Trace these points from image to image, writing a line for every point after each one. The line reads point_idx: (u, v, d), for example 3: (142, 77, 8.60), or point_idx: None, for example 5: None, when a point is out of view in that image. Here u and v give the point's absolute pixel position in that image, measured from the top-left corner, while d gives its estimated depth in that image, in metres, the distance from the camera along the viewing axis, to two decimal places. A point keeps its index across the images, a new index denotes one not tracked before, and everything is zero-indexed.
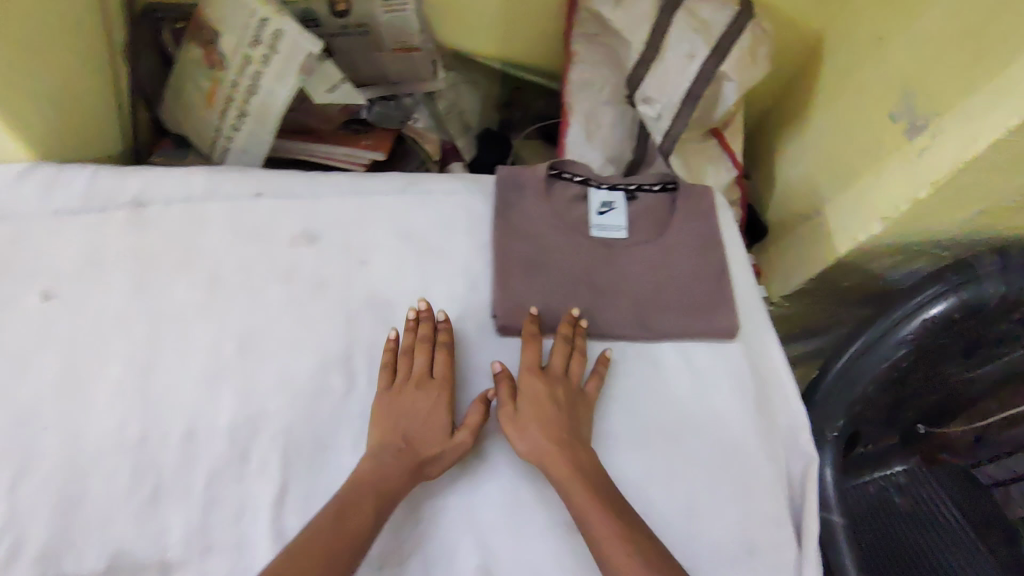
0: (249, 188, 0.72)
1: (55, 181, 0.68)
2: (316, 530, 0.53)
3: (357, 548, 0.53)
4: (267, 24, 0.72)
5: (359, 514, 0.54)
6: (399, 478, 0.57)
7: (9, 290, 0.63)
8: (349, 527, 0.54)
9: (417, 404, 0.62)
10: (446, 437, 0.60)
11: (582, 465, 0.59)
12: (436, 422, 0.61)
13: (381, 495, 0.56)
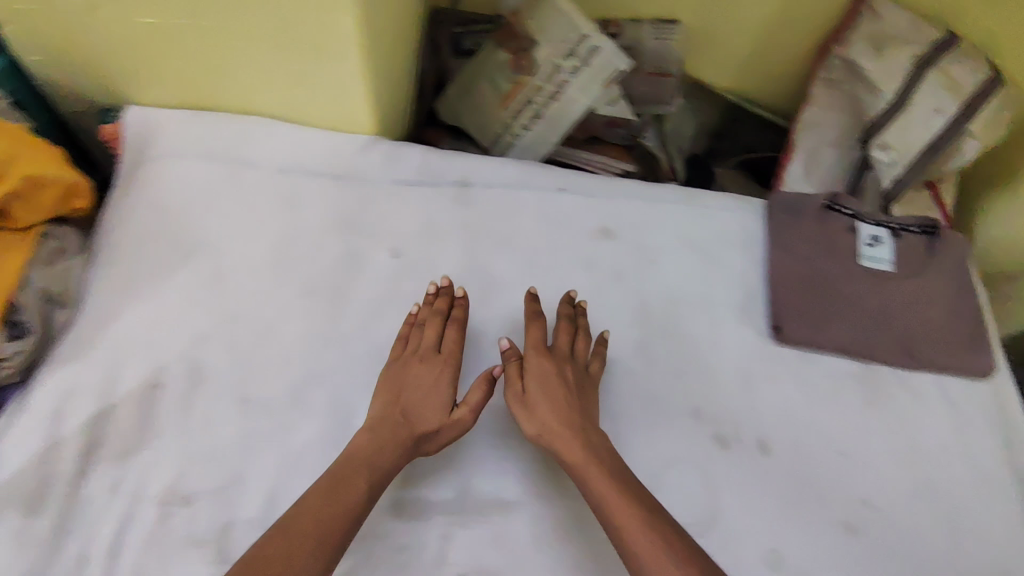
0: (553, 183, 0.80)
1: (396, 155, 0.78)
2: (302, 505, 0.54)
3: (346, 524, 0.53)
4: (587, 40, 0.81)
5: (352, 489, 0.55)
6: (394, 452, 0.59)
7: (365, 246, 0.73)
8: (338, 501, 0.54)
9: (420, 379, 0.63)
10: (420, 408, 0.61)
11: (621, 459, 0.59)
12: (436, 398, 0.62)
13: (376, 473, 0.57)
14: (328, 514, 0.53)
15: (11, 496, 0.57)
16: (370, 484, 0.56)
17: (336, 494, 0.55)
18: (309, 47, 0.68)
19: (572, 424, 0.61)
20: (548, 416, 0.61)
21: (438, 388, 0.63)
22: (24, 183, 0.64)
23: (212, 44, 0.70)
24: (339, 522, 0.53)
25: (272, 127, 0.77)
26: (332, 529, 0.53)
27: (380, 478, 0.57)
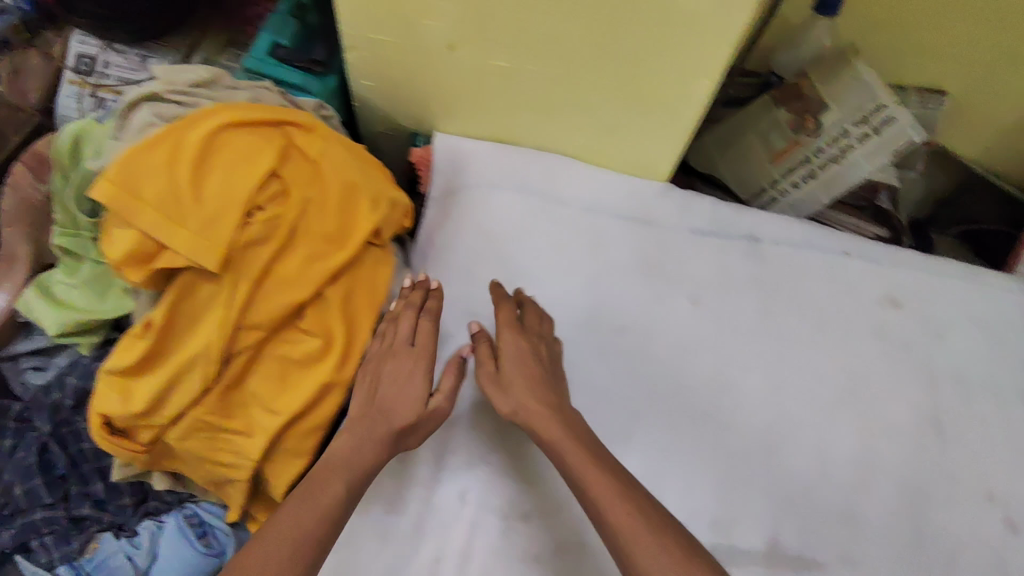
0: (838, 245, 0.82)
1: (691, 203, 0.82)
2: (299, 512, 0.56)
3: (324, 522, 0.57)
4: (883, 110, 0.83)
5: (328, 491, 0.59)
6: (370, 451, 0.63)
7: (667, 290, 0.77)
8: (321, 502, 0.57)
9: (395, 370, 0.67)
10: (409, 413, 0.65)
11: (581, 435, 0.61)
12: (411, 388, 0.66)
13: (354, 474, 0.61)
14: (305, 517, 0.56)
15: (378, 494, 0.69)
16: (347, 491, 0.60)
17: (307, 499, 0.57)
18: (648, 101, 0.74)
19: (563, 436, 0.61)
20: (550, 424, 0.62)
21: (398, 370, 0.67)
22: (389, 206, 0.71)
23: (552, 88, 0.76)
24: (323, 528, 0.56)
25: (573, 167, 0.83)
26: (315, 538, 0.55)
27: (363, 475, 0.62)
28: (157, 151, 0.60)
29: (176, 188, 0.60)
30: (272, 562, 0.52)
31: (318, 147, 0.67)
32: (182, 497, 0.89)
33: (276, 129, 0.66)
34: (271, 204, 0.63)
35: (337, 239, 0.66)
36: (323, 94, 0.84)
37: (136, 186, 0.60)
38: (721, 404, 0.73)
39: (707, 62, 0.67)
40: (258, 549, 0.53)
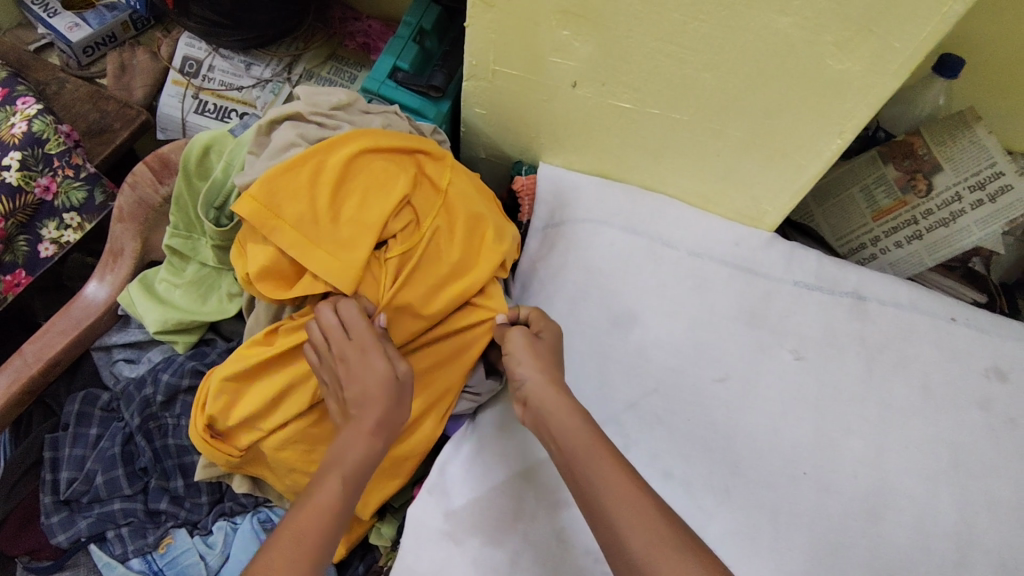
0: (945, 310, 0.81)
1: (795, 256, 0.82)
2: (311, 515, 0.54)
3: (325, 532, 0.54)
4: (1000, 177, 0.82)
5: (324, 491, 0.56)
6: (358, 443, 0.59)
7: (770, 340, 0.77)
8: (315, 502, 0.55)
9: (354, 359, 0.61)
10: (383, 411, 0.60)
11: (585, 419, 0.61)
12: (372, 366, 0.60)
13: (351, 471, 0.57)
14: (309, 514, 0.54)
15: (476, 523, 0.67)
16: (344, 489, 0.56)
17: (310, 495, 0.55)
18: (769, 153, 0.74)
19: (576, 418, 0.60)
20: (557, 418, 0.61)
21: (369, 355, 0.60)
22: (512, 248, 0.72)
23: (672, 131, 0.77)
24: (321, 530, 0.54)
25: (679, 209, 0.83)
26: (316, 538, 0.53)
27: (361, 468, 0.58)
28: (299, 174, 0.62)
29: (315, 212, 0.62)
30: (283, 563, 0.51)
31: (447, 177, 0.69)
32: (258, 500, 0.88)
33: (409, 157, 0.67)
34: (401, 236, 0.65)
35: (456, 276, 0.67)
36: (438, 119, 0.85)
37: (279, 208, 0.62)
38: (823, 463, 0.71)
39: (841, 121, 0.67)
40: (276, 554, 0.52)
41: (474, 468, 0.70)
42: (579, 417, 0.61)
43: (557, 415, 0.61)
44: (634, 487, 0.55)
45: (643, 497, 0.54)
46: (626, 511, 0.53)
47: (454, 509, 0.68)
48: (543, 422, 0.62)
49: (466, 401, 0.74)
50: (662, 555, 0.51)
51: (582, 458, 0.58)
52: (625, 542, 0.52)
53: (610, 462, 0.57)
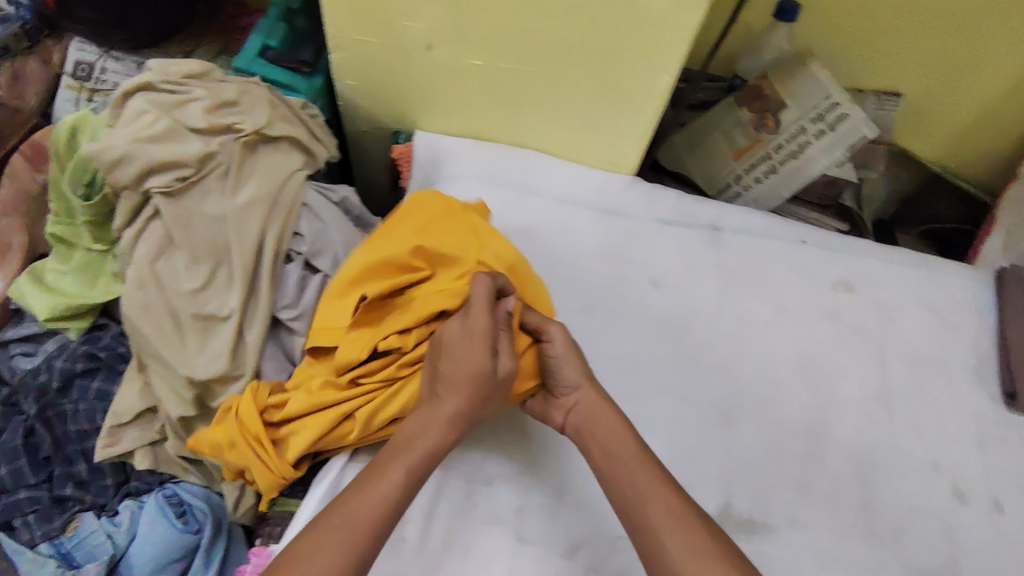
0: (796, 234, 0.87)
1: (656, 195, 0.87)
2: (383, 503, 0.52)
3: (380, 514, 0.52)
4: (838, 108, 0.89)
5: (385, 478, 0.53)
6: (433, 437, 0.57)
7: (632, 272, 0.82)
8: (378, 489, 0.53)
9: (465, 351, 0.59)
10: (467, 401, 0.59)
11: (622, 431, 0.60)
12: (469, 359, 0.59)
13: (415, 462, 0.55)
14: (365, 505, 0.52)
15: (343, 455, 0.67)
16: (408, 482, 0.54)
17: (367, 485, 0.53)
18: (613, 97, 0.79)
19: (616, 420, 0.61)
20: (604, 431, 0.60)
21: (474, 352, 0.59)
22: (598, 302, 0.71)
23: (525, 85, 0.81)
24: (377, 529, 0.51)
25: (545, 159, 0.88)
26: (368, 527, 0.51)
27: (430, 458, 0.56)
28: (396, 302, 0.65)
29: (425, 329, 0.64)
30: (329, 562, 0.48)
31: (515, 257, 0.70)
32: (164, 477, 0.90)
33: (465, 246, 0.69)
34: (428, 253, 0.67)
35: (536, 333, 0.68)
36: (309, 93, 0.88)
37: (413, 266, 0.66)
38: (681, 378, 0.76)
39: (666, 56, 0.73)
40: (325, 549, 0.49)
41: None
42: (631, 438, 0.59)
43: (615, 440, 0.59)
44: (678, 500, 0.54)
45: (705, 536, 0.52)
46: (686, 530, 0.52)
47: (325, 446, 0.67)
48: (589, 426, 0.61)
49: None
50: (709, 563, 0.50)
51: (631, 465, 0.57)
52: (654, 544, 0.52)
53: (631, 439, 0.59)
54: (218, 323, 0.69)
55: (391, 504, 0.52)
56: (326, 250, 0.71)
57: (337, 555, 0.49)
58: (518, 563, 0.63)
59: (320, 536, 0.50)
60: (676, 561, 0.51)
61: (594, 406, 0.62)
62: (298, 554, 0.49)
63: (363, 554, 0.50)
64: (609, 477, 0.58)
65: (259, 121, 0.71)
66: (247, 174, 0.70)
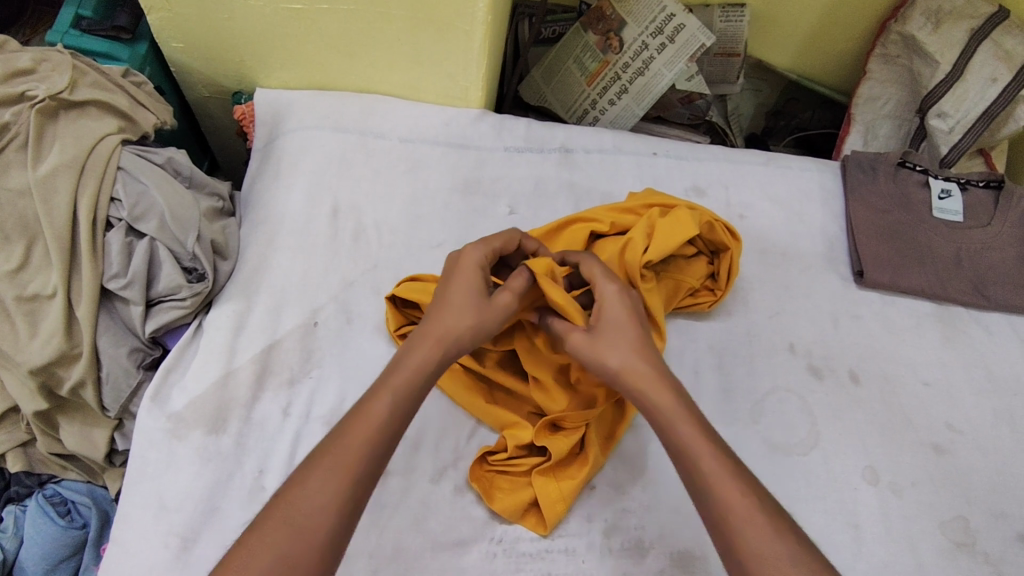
0: (648, 148, 0.89)
1: (505, 125, 0.87)
2: (349, 426, 0.52)
3: (372, 436, 0.51)
4: (674, 18, 0.90)
5: (378, 403, 0.53)
6: (421, 363, 0.56)
7: (485, 202, 0.82)
8: (367, 414, 0.52)
9: (458, 283, 0.60)
10: (449, 316, 0.58)
11: (670, 405, 0.54)
12: (468, 289, 0.59)
13: (405, 385, 0.54)
14: (354, 433, 0.51)
15: (197, 416, 0.66)
16: (396, 409, 0.53)
17: (355, 415, 0.52)
18: (438, 27, 0.77)
19: (646, 379, 0.56)
20: (660, 404, 0.55)
21: (474, 283, 0.59)
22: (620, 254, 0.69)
23: (350, 27, 0.78)
24: (368, 462, 0.50)
25: (388, 103, 0.86)
26: (363, 450, 0.50)
27: (419, 383, 0.55)
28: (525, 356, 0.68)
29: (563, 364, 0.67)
30: (323, 499, 0.48)
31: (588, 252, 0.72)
32: (44, 478, 0.84)
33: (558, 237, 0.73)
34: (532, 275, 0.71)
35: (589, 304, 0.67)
36: (133, 60, 0.84)
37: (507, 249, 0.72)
38: None
39: None
40: (315, 478, 0.49)
41: (196, 366, 0.68)
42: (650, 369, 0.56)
43: (652, 391, 0.55)
44: (721, 463, 0.51)
45: (745, 502, 0.49)
46: (720, 483, 0.50)
47: (176, 413, 0.65)
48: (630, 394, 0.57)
49: (172, 310, 0.69)
50: (752, 524, 0.48)
51: (669, 421, 0.54)
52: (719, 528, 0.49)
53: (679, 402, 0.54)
54: (45, 303, 0.66)
55: (381, 440, 0.51)
56: (149, 212, 0.69)
57: (328, 490, 0.48)
58: (385, 492, 0.64)
59: (307, 467, 0.50)
60: (738, 525, 0.48)
61: (620, 334, 0.58)
62: (285, 503, 0.48)
63: (357, 490, 0.49)
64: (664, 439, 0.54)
65: (57, 84, 0.69)
66: (51, 142, 0.68)
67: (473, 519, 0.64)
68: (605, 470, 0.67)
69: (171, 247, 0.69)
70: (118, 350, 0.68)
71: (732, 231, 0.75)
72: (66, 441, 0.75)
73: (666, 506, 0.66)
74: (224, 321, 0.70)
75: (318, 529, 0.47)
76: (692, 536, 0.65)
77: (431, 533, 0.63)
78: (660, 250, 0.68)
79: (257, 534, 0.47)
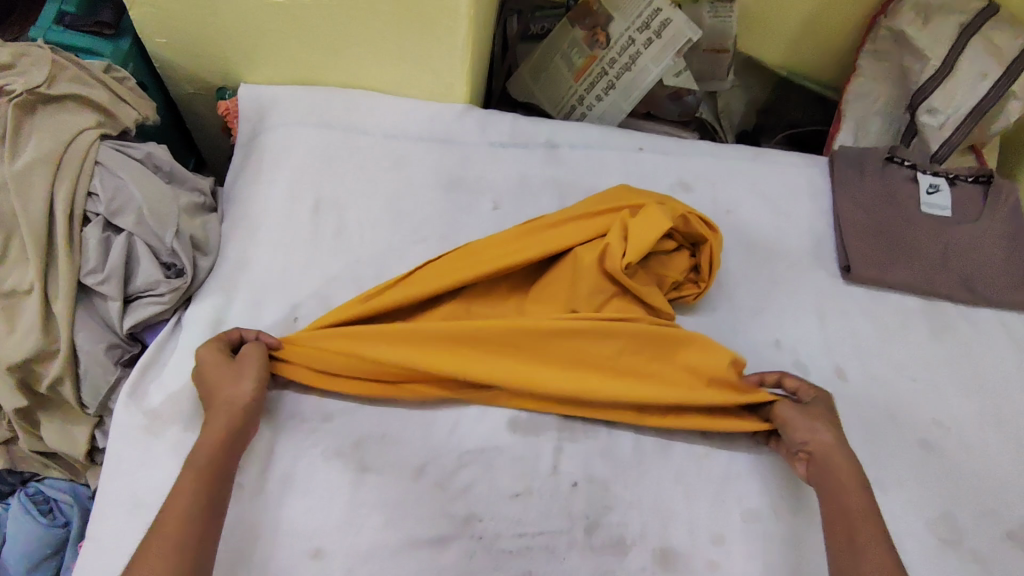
0: (634, 143, 0.88)
1: (490, 121, 0.87)
2: (168, 510, 0.54)
3: (189, 515, 0.53)
4: (660, 13, 0.90)
5: (184, 484, 0.55)
6: (222, 429, 0.59)
7: (469, 197, 0.82)
8: (176, 500, 0.54)
9: (222, 371, 0.63)
10: (228, 392, 0.62)
11: (857, 489, 0.60)
12: (228, 369, 0.63)
13: (208, 459, 0.57)
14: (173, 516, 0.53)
15: (174, 413, 0.65)
16: (207, 481, 0.56)
17: (168, 502, 0.55)
18: (422, 21, 0.77)
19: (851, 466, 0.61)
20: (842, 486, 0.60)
21: (248, 365, 0.64)
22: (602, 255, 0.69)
23: (332, 19, 0.77)
24: (196, 528, 0.53)
25: (372, 99, 0.85)
26: (188, 527, 0.53)
27: (220, 456, 0.58)
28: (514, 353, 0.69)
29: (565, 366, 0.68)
30: (159, 569, 0.50)
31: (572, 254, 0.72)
32: (26, 476, 0.83)
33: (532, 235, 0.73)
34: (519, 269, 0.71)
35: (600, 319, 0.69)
36: (115, 56, 0.83)
37: (472, 262, 0.71)
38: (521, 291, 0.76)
39: None
40: (149, 552, 0.51)
41: (175, 362, 0.68)
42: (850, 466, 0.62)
43: (842, 473, 0.61)
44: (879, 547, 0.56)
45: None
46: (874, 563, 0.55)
47: (153, 409, 0.65)
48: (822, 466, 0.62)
49: (150, 306, 0.68)
50: None
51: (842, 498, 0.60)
52: None
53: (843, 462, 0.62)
54: (22, 300, 0.66)
55: (200, 510, 0.54)
56: (127, 207, 0.68)
57: (165, 560, 0.51)
58: (363, 488, 0.63)
59: (141, 556, 0.51)
60: None
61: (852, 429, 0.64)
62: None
63: (185, 556, 0.51)
64: (837, 513, 0.59)
65: (35, 79, 0.68)
66: (28, 137, 0.67)
67: (452, 516, 0.63)
68: (585, 466, 0.66)
69: (150, 242, 0.69)
70: (96, 346, 0.67)
71: (709, 222, 0.75)
72: (46, 438, 0.74)
73: (648, 503, 0.65)
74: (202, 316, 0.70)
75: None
76: (674, 534, 0.64)
77: (409, 530, 0.62)
78: (638, 247, 0.68)
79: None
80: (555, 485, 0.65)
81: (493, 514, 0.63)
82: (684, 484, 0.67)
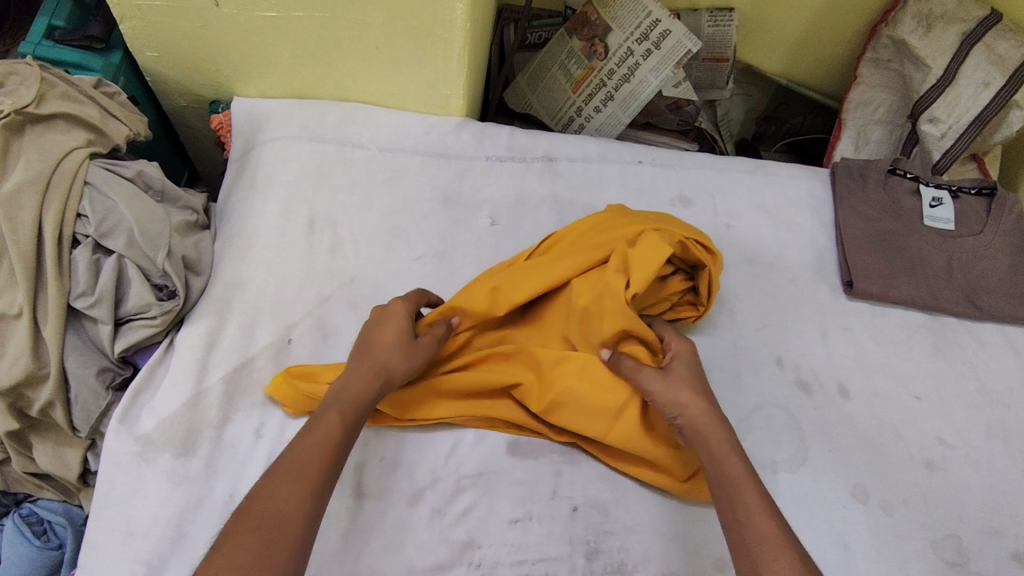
0: (633, 156, 0.87)
1: (487, 134, 0.85)
2: (265, 492, 0.50)
3: (304, 508, 0.50)
4: (659, 24, 0.88)
5: (298, 462, 0.52)
6: (359, 401, 0.58)
7: (466, 212, 0.81)
8: (274, 485, 0.51)
9: (387, 336, 0.63)
10: (380, 354, 0.62)
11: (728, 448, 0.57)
12: (388, 337, 0.63)
13: (333, 440, 0.55)
14: (279, 502, 0.50)
15: (167, 439, 0.64)
16: (345, 426, 0.56)
17: (269, 482, 0.51)
18: (418, 36, 0.75)
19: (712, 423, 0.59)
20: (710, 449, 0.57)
21: (402, 327, 0.64)
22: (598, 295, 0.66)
23: (323, 32, 0.75)
24: (322, 476, 0.53)
25: (367, 113, 0.84)
26: (294, 517, 0.49)
27: (340, 442, 0.55)
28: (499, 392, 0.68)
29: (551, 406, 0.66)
30: (295, 504, 0.50)
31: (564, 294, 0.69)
32: (20, 497, 0.81)
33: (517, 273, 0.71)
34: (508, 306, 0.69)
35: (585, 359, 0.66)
36: (106, 70, 0.82)
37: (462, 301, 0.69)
38: None
39: None
40: (283, 484, 0.51)
41: (166, 387, 0.66)
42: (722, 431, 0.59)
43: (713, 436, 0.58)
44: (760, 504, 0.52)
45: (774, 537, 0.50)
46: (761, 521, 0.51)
47: (145, 435, 0.64)
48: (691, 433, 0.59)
49: (141, 329, 0.67)
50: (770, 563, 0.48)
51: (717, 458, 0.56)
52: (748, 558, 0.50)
53: (720, 428, 0.59)
54: (12, 323, 0.64)
55: (301, 499, 0.50)
56: (117, 228, 0.67)
57: (294, 495, 0.50)
58: (360, 515, 0.62)
59: (229, 542, 0.47)
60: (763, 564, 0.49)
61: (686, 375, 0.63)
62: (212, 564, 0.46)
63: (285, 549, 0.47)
64: (714, 478, 0.56)
65: (23, 98, 0.67)
66: (16, 158, 0.66)
67: (450, 543, 0.62)
68: (585, 491, 0.66)
69: (140, 264, 0.67)
70: (86, 371, 0.66)
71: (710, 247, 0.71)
72: (38, 461, 0.72)
73: (649, 528, 0.64)
74: (195, 339, 0.69)
75: (284, 534, 0.48)
76: (677, 559, 0.63)
77: (406, 557, 0.61)
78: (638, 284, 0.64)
79: (230, 538, 0.47)
80: (554, 510, 0.64)
81: (491, 541, 0.62)
82: (685, 509, 0.66)
